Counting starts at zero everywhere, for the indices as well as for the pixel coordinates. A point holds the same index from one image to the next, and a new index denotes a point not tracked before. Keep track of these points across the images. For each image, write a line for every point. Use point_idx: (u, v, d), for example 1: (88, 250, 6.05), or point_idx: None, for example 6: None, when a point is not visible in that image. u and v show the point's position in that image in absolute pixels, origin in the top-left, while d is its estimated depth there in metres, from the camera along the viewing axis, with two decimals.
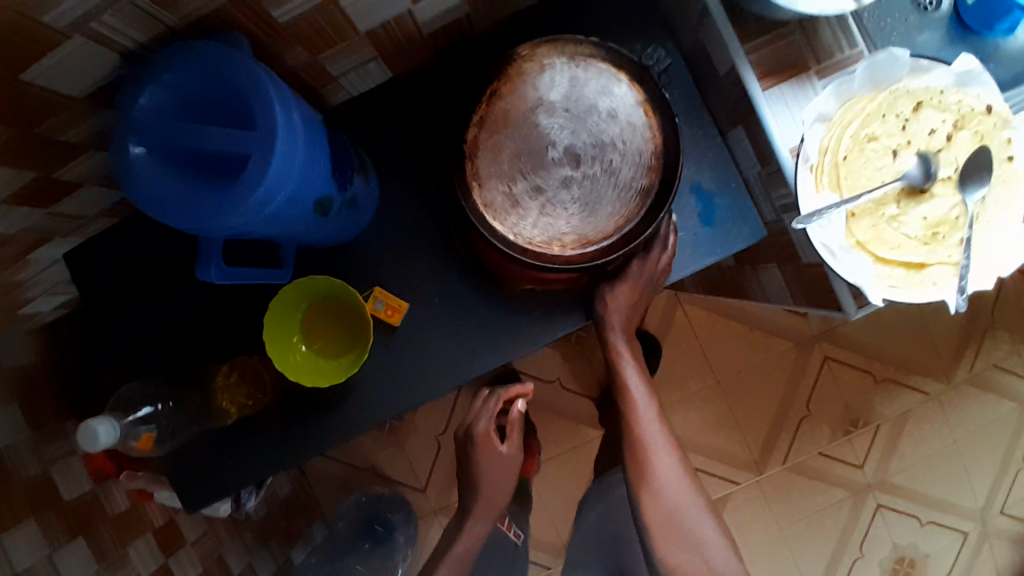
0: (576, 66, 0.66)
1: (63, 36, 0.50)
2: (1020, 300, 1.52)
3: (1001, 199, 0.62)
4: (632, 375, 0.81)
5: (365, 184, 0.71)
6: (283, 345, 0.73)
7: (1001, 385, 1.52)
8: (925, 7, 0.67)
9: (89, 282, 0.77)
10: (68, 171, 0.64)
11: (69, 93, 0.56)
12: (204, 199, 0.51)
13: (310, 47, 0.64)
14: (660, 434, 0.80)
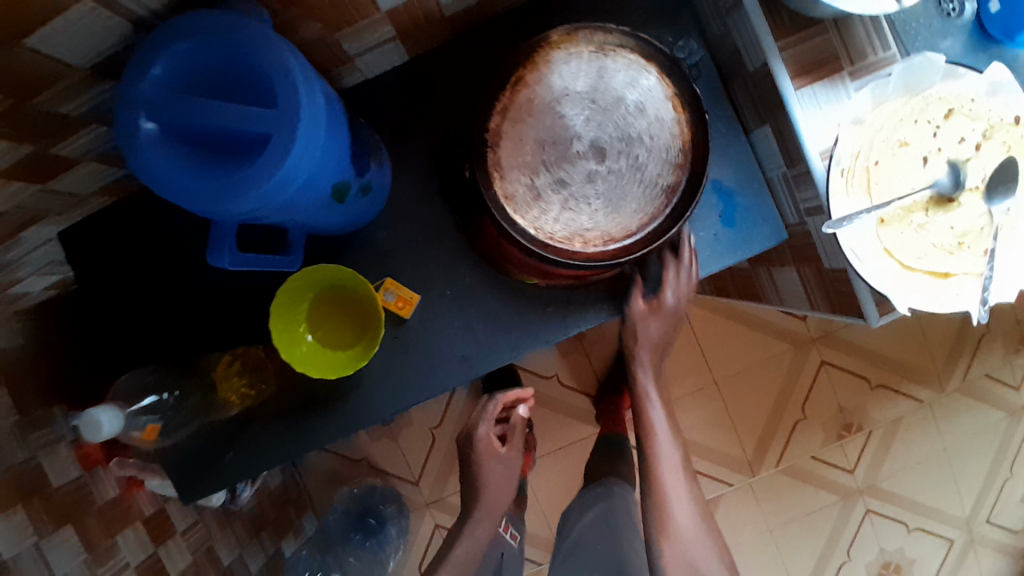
0: (604, 56, 0.64)
1: (73, 0, 0.47)
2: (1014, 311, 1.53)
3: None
4: (657, 411, 0.80)
5: (380, 170, 0.68)
6: (290, 337, 0.70)
7: (992, 395, 1.54)
8: (949, 13, 0.65)
9: (87, 261, 0.74)
10: (67, 145, 0.61)
11: (74, 64, 0.53)
12: (219, 180, 0.48)
13: (329, 23, 0.61)
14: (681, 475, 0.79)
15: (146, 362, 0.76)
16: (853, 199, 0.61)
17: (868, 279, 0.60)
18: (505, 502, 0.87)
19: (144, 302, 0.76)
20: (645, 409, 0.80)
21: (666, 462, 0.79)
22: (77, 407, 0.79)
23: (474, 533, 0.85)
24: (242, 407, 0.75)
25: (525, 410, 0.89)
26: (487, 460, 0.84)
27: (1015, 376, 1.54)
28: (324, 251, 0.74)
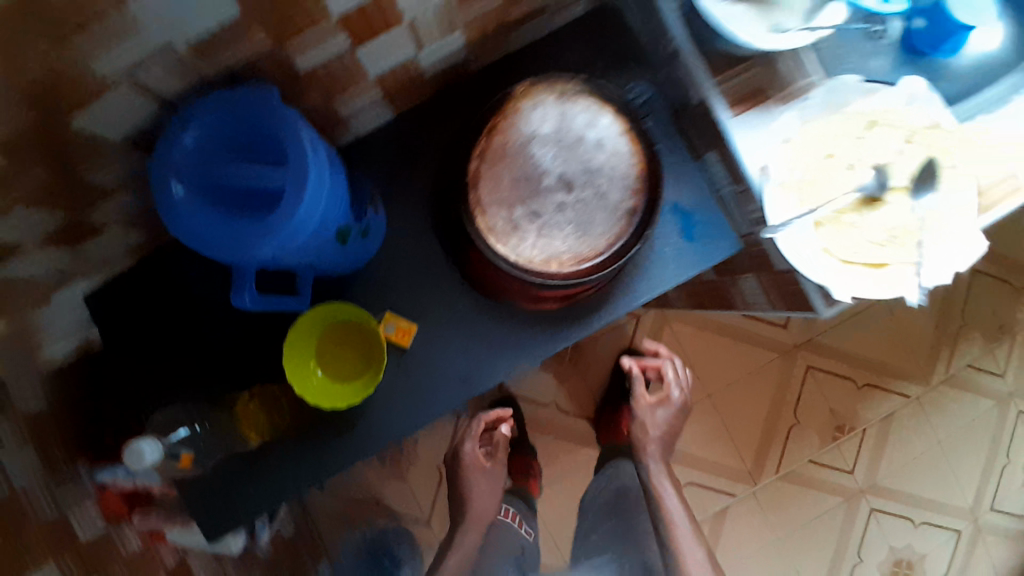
0: (565, 102, 0.73)
1: (107, 85, 0.52)
2: (987, 302, 1.61)
3: (951, 204, 0.70)
4: (672, 497, 1.03)
5: (377, 214, 0.75)
6: (301, 372, 0.77)
7: (978, 384, 1.60)
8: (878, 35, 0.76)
9: (112, 321, 0.81)
10: (95, 212, 0.68)
11: (110, 136, 0.59)
12: (238, 231, 0.56)
13: (328, 92, 0.68)
14: (698, 548, 1.00)
15: (173, 401, 0.82)
16: (792, 205, 0.69)
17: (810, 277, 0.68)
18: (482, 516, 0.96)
19: (167, 353, 0.83)
20: (661, 491, 1.04)
21: (684, 540, 1.00)
22: (99, 463, 0.83)
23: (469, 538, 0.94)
24: (259, 444, 0.81)
25: (508, 428, 1.00)
26: (472, 473, 0.96)
27: (996, 364, 1.61)
28: (328, 292, 0.81)
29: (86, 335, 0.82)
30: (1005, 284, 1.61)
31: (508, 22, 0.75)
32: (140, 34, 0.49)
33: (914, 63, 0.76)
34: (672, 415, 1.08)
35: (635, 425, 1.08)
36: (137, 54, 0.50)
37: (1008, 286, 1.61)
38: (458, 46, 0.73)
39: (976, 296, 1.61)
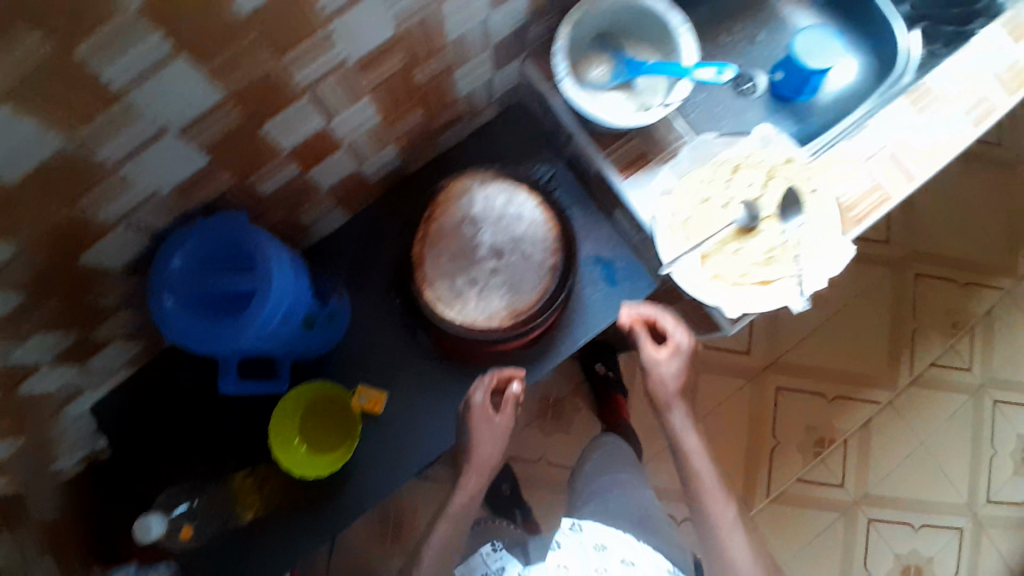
0: (487, 187, 0.89)
1: (109, 227, 0.65)
2: (937, 302, 1.71)
3: (816, 220, 0.82)
4: (703, 460, 0.90)
5: (341, 301, 0.88)
6: (287, 448, 0.86)
7: (946, 380, 1.68)
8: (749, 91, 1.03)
9: (116, 425, 0.90)
10: (100, 330, 0.79)
11: (110, 266, 0.71)
12: (220, 328, 0.67)
13: (289, 208, 0.82)
14: (736, 528, 0.86)
15: (173, 483, 0.90)
16: (678, 243, 0.82)
17: (707, 300, 0.80)
18: (484, 462, 0.87)
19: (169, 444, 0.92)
20: (689, 458, 0.90)
21: (721, 518, 0.87)
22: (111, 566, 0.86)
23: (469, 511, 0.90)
24: (256, 518, 0.89)
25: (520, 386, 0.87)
26: (480, 425, 0.86)
27: (959, 359, 1.69)
28: (306, 374, 0.92)
29: (89, 446, 0.89)
30: (952, 282, 1.72)
31: (434, 128, 0.90)
32: (132, 188, 0.62)
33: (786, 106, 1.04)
34: (685, 360, 0.88)
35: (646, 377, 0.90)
36: (132, 202, 0.63)
37: (954, 284, 1.72)
38: (395, 158, 0.90)
39: (924, 297, 1.71)
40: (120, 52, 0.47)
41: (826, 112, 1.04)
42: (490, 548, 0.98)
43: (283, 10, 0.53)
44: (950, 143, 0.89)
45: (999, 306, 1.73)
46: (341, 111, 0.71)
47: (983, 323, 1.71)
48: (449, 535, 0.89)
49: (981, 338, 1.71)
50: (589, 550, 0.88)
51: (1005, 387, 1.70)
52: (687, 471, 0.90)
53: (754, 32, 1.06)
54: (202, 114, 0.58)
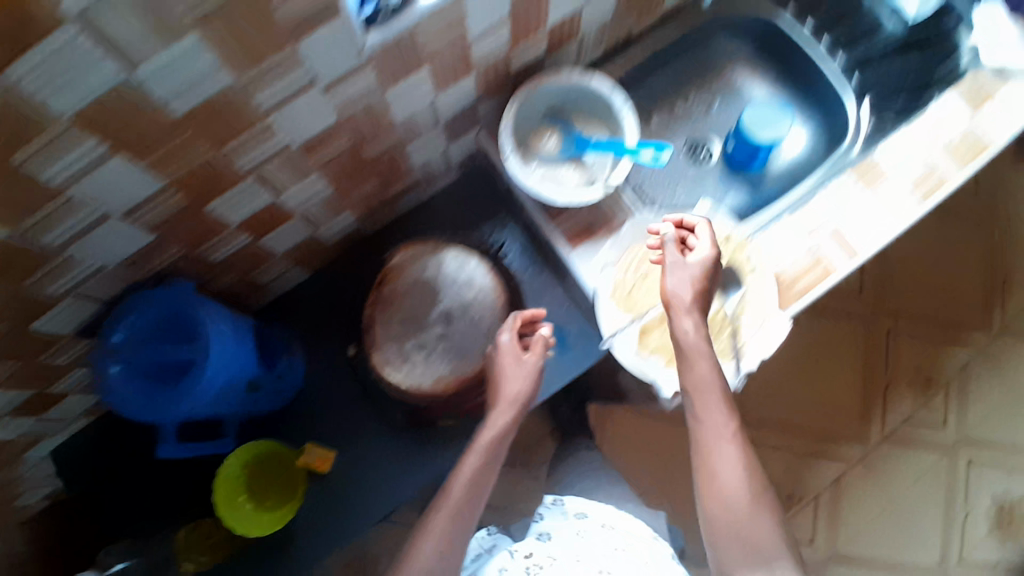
0: (440, 253, 0.91)
1: (57, 299, 0.66)
2: (906, 352, 1.57)
3: (754, 299, 0.86)
4: (710, 373, 0.76)
5: (291, 362, 0.90)
6: (233, 507, 0.84)
7: (917, 438, 1.55)
8: (704, 159, 1.03)
9: (78, 470, 0.91)
10: (59, 383, 0.79)
11: (63, 330, 0.71)
12: (161, 398, 0.69)
13: (242, 272, 0.84)
14: (731, 446, 0.76)
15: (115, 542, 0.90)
16: (619, 315, 0.83)
17: (645, 376, 0.81)
18: (512, 398, 0.79)
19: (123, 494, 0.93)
20: (692, 369, 0.76)
21: (710, 434, 0.76)
22: None
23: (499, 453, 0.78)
24: (202, 570, 0.90)
25: (547, 329, 0.83)
26: (505, 362, 0.81)
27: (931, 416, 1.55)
28: (260, 431, 0.93)
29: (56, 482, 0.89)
30: (932, 337, 1.58)
31: (390, 194, 0.93)
32: (78, 266, 0.64)
33: (739, 174, 1.03)
34: (714, 265, 0.79)
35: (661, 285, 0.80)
36: (79, 277, 0.65)
37: (931, 341, 1.58)
38: (352, 222, 0.92)
39: (897, 345, 1.57)
40: (56, 156, 0.50)
41: (782, 179, 1.03)
42: (484, 533, 0.94)
43: (216, 111, 0.56)
44: (898, 216, 0.86)
45: (971, 365, 1.58)
46: (287, 187, 0.73)
47: (956, 384, 1.57)
48: (474, 476, 0.75)
49: (957, 394, 1.56)
50: (570, 519, 0.90)
51: (979, 444, 1.56)
52: (687, 384, 0.77)
53: (711, 99, 1.04)
54: (144, 200, 0.61)
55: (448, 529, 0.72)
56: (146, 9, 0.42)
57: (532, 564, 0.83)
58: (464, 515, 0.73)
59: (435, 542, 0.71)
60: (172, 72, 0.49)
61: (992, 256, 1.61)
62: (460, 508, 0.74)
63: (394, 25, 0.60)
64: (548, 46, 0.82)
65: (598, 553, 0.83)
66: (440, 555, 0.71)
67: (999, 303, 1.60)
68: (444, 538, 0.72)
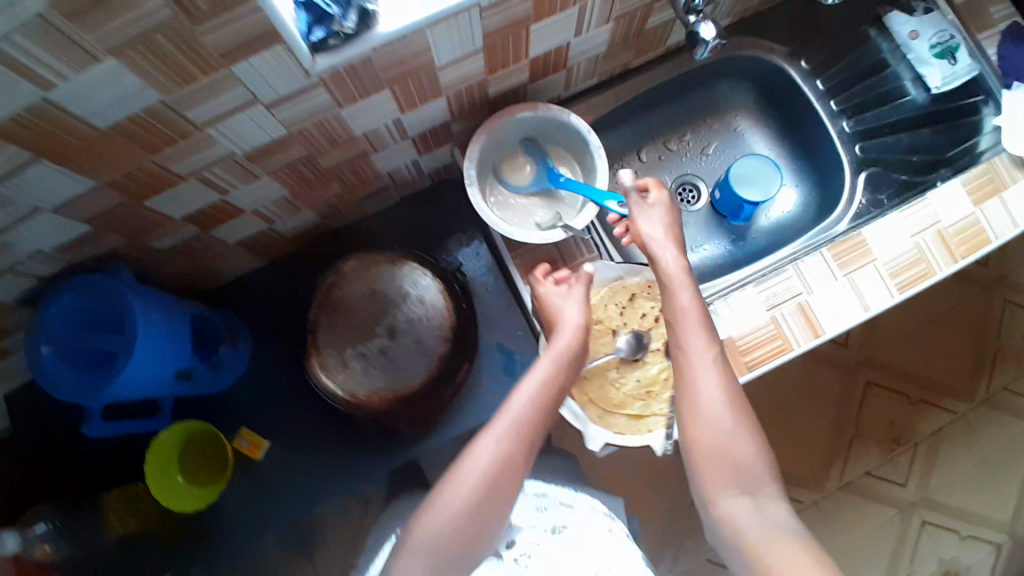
0: (397, 265, 0.89)
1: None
2: (888, 398, 1.32)
3: None
4: (690, 300, 0.69)
5: (233, 350, 0.90)
6: (162, 480, 0.86)
7: (878, 492, 1.30)
8: (691, 201, 0.99)
9: (24, 419, 0.91)
10: (5, 342, 0.79)
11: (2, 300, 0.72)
12: (84, 383, 0.69)
13: (193, 257, 0.83)
14: (712, 368, 0.66)
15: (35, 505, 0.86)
16: None
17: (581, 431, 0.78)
18: (571, 326, 0.72)
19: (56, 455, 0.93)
20: (673, 296, 0.70)
21: (692, 357, 0.67)
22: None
23: (563, 378, 0.69)
24: (129, 534, 0.89)
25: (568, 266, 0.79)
26: (555, 302, 0.76)
27: (898, 472, 1.31)
28: (202, 409, 0.95)
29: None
30: (901, 398, 1.32)
31: (356, 197, 0.91)
32: (13, 249, 0.64)
33: (722, 224, 0.98)
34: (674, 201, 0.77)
35: (634, 231, 0.76)
36: (16, 258, 0.65)
37: (903, 400, 1.32)
38: (313, 218, 0.91)
39: (878, 390, 1.32)
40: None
41: (771, 235, 0.97)
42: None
43: (145, 125, 0.54)
44: (868, 302, 0.81)
45: (946, 430, 1.32)
46: (235, 188, 0.72)
47: (924, 446, 1.31)
48: (541, 391, 0.66)
49: (922, 458, 1.31)
50: (530, 499, 0.79)
51: (941, 510, 1.30)
52: (668, 315, 0.70)
53: (707, 142, 0.99)
54: (78, 197, 0.60)
55: (514, 443, 0.62)
56: (51, 37, 0.41)
57: (518, 555, 0.68)
58: (530, 434, 0.63)
59: (498, 452, 0.61)
60: (90, 92, 0.47)
61: (983, 321, 1.34)
62: (526, 426, 0.63)
63: (347, 51, 0.57)
64: (530, 74, 0.78)
65: (573, 531, 0.72)
66: (502, 469, 0.60)
67: (985, 375, 1.33)
68: (509, 449, 0.61)
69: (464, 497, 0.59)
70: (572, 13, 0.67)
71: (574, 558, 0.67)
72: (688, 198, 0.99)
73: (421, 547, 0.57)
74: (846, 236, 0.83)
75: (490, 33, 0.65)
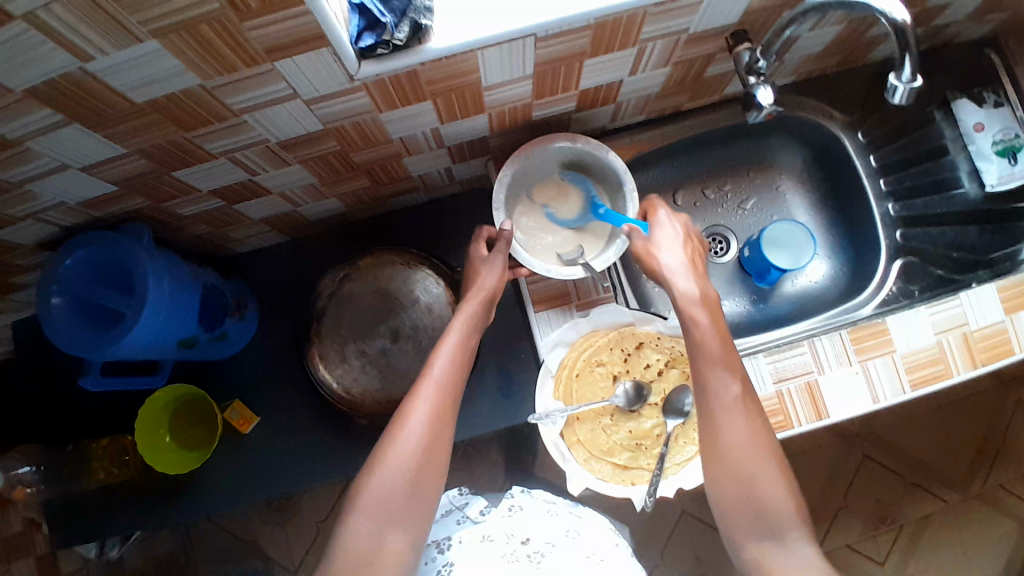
0: (411, 268, 0.94)
1: (18, 219, 0.68)
2: (883, 477, 1.28)
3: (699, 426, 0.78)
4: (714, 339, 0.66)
5: (238, 322, 0.92)
6: (150, 438, 0.88)
7: (856, 570, 1.26)
8: (718, 253, 0.96)
9: (32, 348, 0.94)
10: (23, 276, 0.81)
11: (23, 242, 0.73)
12: (85, 336, 0.69)
13: (213, 226, 0.84)
14: (737, 412, 0.63)
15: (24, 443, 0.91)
16: (552, 400, 0.80)
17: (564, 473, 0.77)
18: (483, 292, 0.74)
19: (53, 394, 0.95)
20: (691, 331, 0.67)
21: (718, 396, 0.64)
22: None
23: (470, 337, 0.71)
24: (111, 482, 0.93)
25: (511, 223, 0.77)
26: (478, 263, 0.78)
27: (881, 551, 1.27)
28: (198, 372, 0.97)
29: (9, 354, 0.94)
30: (895, 478, 1.28)
31: (384, 193, 0.90)
32: (39, 198, 0.65)
33: (746, 282, 0.95)
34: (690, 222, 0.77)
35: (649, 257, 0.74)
36: (39, 207, 0.66)
37: (896, 480, 1.28)
38: (338, 207, 0.91)
39: (874, 466, 1.29)
40: (12, 116, 0.50)
41: (793, 303, 0.94)
42: (455, 491, 0.75)
43: (181, 105, 0.54)
44: (878, 395, 0.79)
45: (936, 519, 1.28)
46: (265, 171, 0.72)
47: (908, 531, 1.27)
48: (455, 354, 0.68)
49: (904, 539, 1.27)
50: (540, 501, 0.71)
51: None
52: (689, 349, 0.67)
53: (746, 196, 0.96)
54: (106, 159, 0.60)
55: (436, 408, 0.63)
56: (96, 14, 0.41)
57: (531, 551, 0.60)
58: (449, 396, 0.65)
59: (425, 416, 0.62)
60: (129, 68, 0.47)
61: (994, 419, 1.30)
62: (445, 388, 0.65)
63: (394, 61, 0.55)
64: (578, 104, 0.77)
65: (587, 537, 0.64)
66: (431, 432, 0.62)
67: (984, 469, 1.28)
68: (434, 414, 0.63)
69: (405, 459, 0.60)
70: (630, 53, 0.66)
71: (588, 562, 0.59)
72: (716, 249, 0.96)
73: (372, 509, 0.58)
74: (868, 322, 0.81)
75: (541, 62, 0.63)
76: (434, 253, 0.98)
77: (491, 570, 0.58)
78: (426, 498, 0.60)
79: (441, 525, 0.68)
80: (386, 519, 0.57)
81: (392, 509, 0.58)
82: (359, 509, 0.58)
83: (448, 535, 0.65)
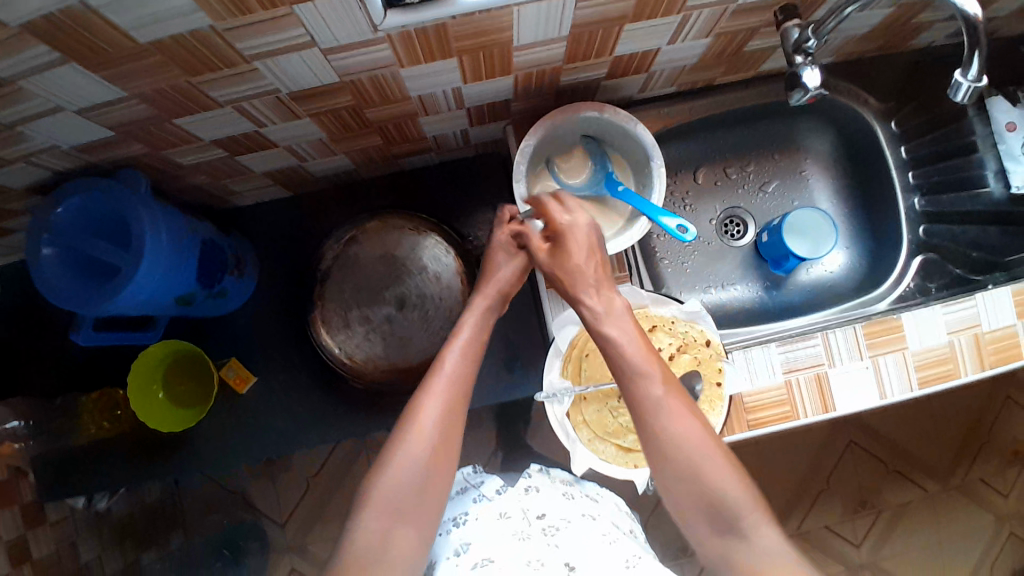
0: (420, 236, 0.92)
1: (8, 162, 0.63)
2: (868, 462, 1.30)
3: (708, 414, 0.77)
4: (634, 353, 0.63)
5: (237, 280, 0.88)
6: (143, 393, 0.86)
7: (833, 550, 1.29)
8: (735, 236, 0.93)
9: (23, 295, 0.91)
10: (12, 220, 0.77)
11: (13, 186, 0.68)
12: (80, 292, 0.65)
13: (215, 178, 0.79)
14: (676, 414, 0.59)
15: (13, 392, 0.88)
16: (562, 379, 0.78)
17: (571, 454, 0.76)
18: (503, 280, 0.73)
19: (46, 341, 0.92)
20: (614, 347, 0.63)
21: (655, 408, 0.59)
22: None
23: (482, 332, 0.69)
24: (102, 435, 0.93)
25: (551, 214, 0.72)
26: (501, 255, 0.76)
27: (860, 533, 1.29)
28: (195, 329, 0.94)
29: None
30: (878, 465, 1.30)
31: (396, 153, 0.86)
32: (32, 142, 0.60)
33: (760, 269, 0.93)
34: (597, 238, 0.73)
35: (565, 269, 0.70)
36: (31, 150, 0.62)
37: (880, 467, 1.30)
38: (347, 165, 0.86)
39: (861, 452, 1.30)
40: (5, 52, 0.46)
41: (806, 293, 0.92)
42: (468, 469, 0.73)
43: (190, 49, 0.49)
44: (886, 392, 0.77)
45: (915, 506, 1.31)
46: (274, 123, 0.67)
47: (887, 514, 1.30)
48: (467, 349, 0.66)
49: (882, 523, 1.30)
50: (556, 484, 0.70)
51: None
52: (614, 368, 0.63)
53: (767, 179, 0.93)
54: (107, 103, 0.56)
55: (447, 403, 0.61)
56: None
57: (546, 526, 0.61)
58: (461, 390, 0.63)
59: (438, 414, 0.60)
60: (137, 5, 0.42)
61: (981, 413, 1.32)
62: (457, 384, 0.63)
63: (423, 13, 0.51)
64: (610, 71, 0.72)
65: (601, 521, 0.64)
66: (444, 427, 0.60)
67: (965, 462, 1.31)
68: (446, 414, 0.61)
69: (416, 460, 0.58)
70: (674, 20, 0.61)
71: (603, 542, 0.59)
72: (732, 232, 0.93)
73: (385, 503, 0.56)
74: (883, 316, 0.79)
75: (579, 25, 0.58)
76: (444, 220, 0.95)
77: (505, 549, 0.57)
78: (428, 487, 0.58)
79: (455, 503, 0.66)
80: (398, 504, 0.56)
81: (404, 501, 0.56)
82: (371, 503, 0.56)
83: (464, 511, 0.64)
